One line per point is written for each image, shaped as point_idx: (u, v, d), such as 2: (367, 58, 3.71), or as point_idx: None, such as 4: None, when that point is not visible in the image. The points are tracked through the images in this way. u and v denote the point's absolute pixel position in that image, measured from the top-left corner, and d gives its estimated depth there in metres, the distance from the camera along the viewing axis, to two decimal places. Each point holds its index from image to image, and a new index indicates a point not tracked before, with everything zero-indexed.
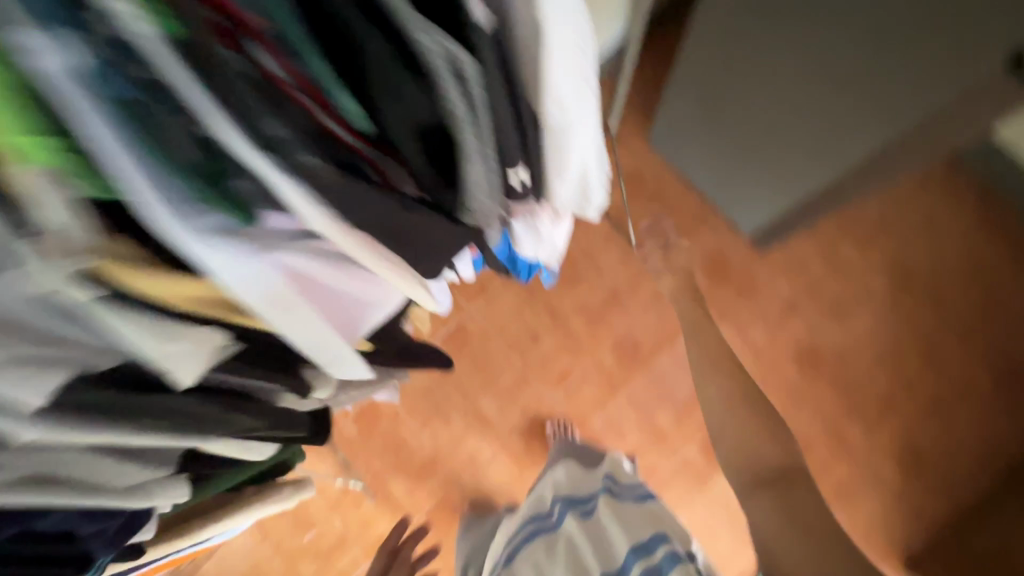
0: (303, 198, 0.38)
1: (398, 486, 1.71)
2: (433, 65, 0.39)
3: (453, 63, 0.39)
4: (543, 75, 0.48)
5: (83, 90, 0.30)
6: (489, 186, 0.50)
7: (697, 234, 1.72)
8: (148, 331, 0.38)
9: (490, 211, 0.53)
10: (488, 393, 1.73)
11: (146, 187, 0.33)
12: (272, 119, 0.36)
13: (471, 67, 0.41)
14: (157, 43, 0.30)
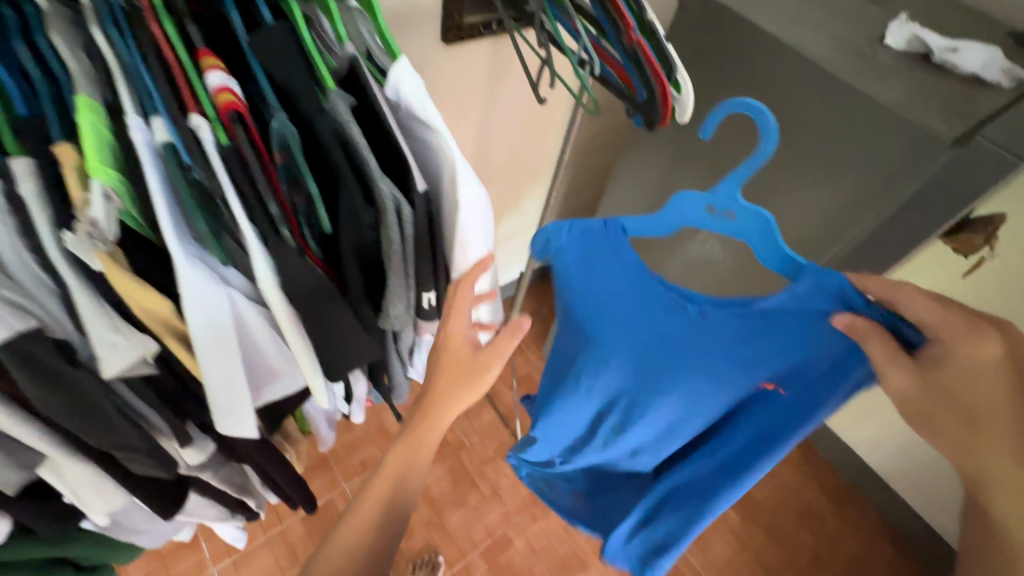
0: (272, 257, 0.47)
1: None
2: (366, 218, 0.49)
3: (391, 218, 0.49)
4: (456, 238, 0.55)
5: (165, 160, 0.42)
6: (402, 296, 0.57)
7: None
8: (109, 330, 0.40)
9: (396, 322, 0.59)
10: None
11: (88, 282, 0.39)
12: (268, 199, 0.45)
13: (412, 225, 0.51)
14: (216, 150, 0.43)
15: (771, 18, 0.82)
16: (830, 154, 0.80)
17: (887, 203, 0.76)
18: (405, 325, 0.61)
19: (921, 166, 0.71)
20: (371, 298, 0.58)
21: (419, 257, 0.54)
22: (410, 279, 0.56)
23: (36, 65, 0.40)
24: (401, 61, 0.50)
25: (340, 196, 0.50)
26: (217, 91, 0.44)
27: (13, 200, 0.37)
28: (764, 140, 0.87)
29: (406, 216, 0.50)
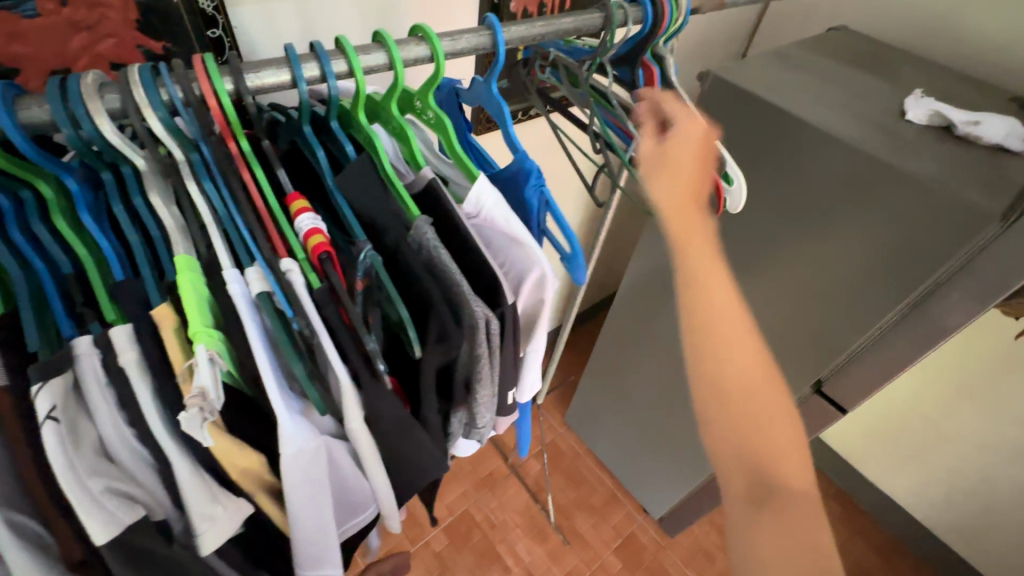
0: (365, 396, 0.45)
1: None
2: (456, 340, 0.47)
3: (479, 337, 0.47)
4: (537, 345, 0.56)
5: (260, 309, 0.40)
6: (488, 406, 0.55)
7: (615, 512, 1.76)
8: (209, 504, 0.37)
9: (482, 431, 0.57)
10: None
11: (192, 457, 0.36)
12: (364, 335, 0.43)
13: (498, 343, 0.50)
14: (310, 293, 0.42)
15: (795, 99, 0.86)
16: (870, 224, 0.81)
17: (941, 270, 0.76)
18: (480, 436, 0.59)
19: (968, 232, 0.71)
20: (448, 413, 0.56)
21: (501, 374, 0.53)
22: (488, 399, 0.54)
23: (134, 229, 0.39)
24: (483, 180, 0.50)
25: (430, 318, 0.48)
26: (308, 234, 0.43)
27: (114, 376, 0.35)
28: (800, 213, 0.88)
29: (496, 337, 0.48)
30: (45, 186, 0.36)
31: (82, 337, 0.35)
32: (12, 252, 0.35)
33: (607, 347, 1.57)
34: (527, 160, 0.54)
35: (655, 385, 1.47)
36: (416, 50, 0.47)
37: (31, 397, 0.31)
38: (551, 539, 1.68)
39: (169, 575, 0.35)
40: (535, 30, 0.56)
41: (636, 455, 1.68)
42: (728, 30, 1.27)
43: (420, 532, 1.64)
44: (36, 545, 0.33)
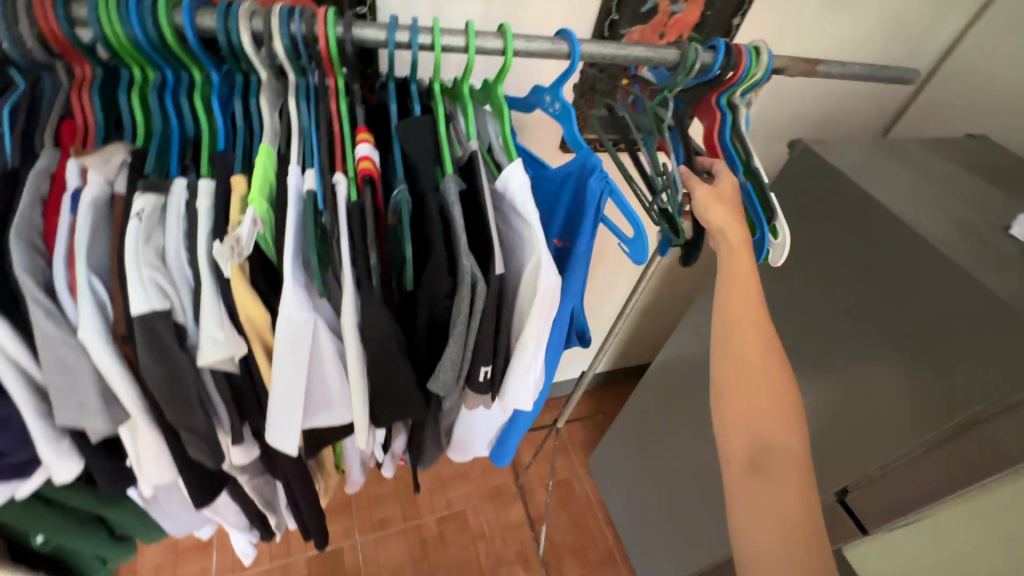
0: (360, 301, 0.53)
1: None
2: (445, 287, 0.56)
3: (465, 289, 0.56)
4: (524, 324, 0.62)
5: (304, 202, 0.51)
6: (453, 369, 0.61)
7: (607, 572, 1.67)
8: (217, 328, 0.47)
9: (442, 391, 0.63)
10: (375, 545, 1.62)
11: (219, 289, 0.47)
12: (369, 248, 0.52)
13: (482, 300, 0.57)
14: (345, 203, 0.51)
15: (883, 186, 0.82)
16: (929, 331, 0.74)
17: (997, 400, 0.67)
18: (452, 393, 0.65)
19: None
20: (431, 357, 0.64)
21: (480, 333, 0.60)
22: (466, 353, 0.61)
23: (242, 119, 0.53)
24: (516, 163, 0.59)
25: (429, 262, 0.57)
26: (360, 159, 0.53)
27: (189, 211, 0.47)
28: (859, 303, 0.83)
29: (480, 293, 0.56)
30: (197, 72, 0.50)
31: (179, 179, 0.48)
32: (161, 109, 0.50)
33: (646, 399, 1.53)
34: (591, 154, 0.60)
35: (680, 452, 1.40)
36: (492, 42, 0.56)
37: (133, 199, 0.45)
38: (534, 571, 1.64)
39: (168, 362, 0.46)
40: (606, 51, 0.62)
41: (645, 521, 1.59)
42: (857, 118, 1.23)
43: (415, 513, 1.69)
44: (100, 308, 0.45)
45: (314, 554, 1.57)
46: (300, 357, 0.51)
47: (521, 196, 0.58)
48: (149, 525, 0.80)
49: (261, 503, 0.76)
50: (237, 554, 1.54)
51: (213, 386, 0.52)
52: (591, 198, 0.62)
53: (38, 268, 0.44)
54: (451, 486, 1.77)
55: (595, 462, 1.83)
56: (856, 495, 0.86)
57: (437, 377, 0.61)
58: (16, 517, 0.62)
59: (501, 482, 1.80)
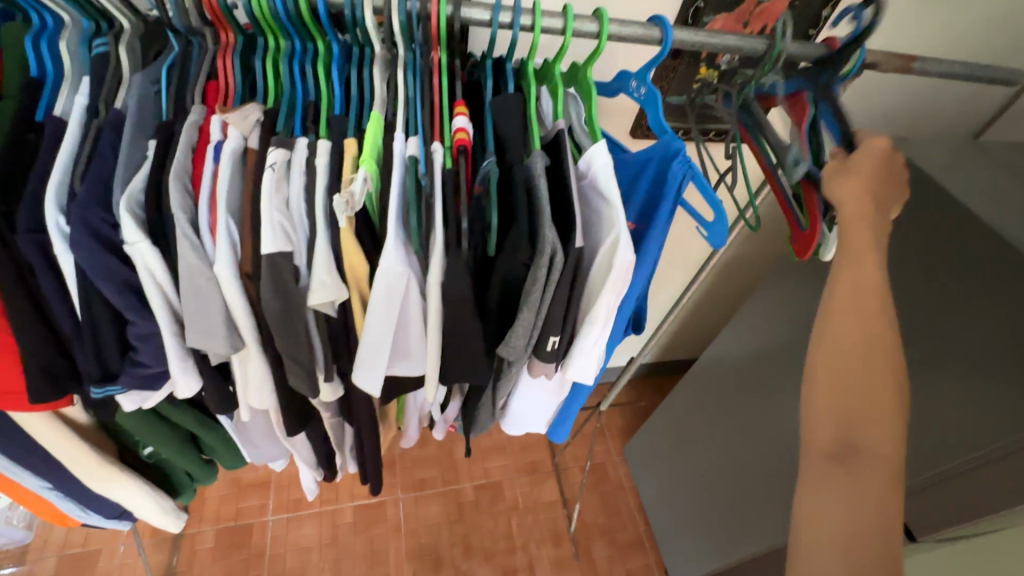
0: (447, 261, 0.58)
1: (238, 560, 1.53)
2: (525, 255, 0.60)
3: (544, 258, 0.59)
4: (595, 297, 0.65)
5: (406, 166, 0.56)
6: (526, 332, 0.66)
7: (635, 557, 1.70)
8: (325, 272, 0.53)
9: (511, 354, 0.68)
10: (415, 503, 1.71)
11: (330, 238, 0.53)
12: (459, 212, 0.56)
13: (558, 270, 0.61)
14: (442, 170, 0.56)
15: (970, 190, 0.79)
16: None
17: None
18: (520, 356, 0.70)
19: None
20: (503, 322, 0.68)
21: (554, 302, 0.64)
22: (538, 320, 0.65)
23: (356, 87, 0.58)
24: (600, 144, 0.62)
25: (512, 231, 0.61)
26: (457, 130, 0.58)
27: (309, 167, 0.53)
28: None
29: (558, 264, 0.60)
30: (322, 42, 0.56)
31: (301, 138, 0.54)
32: (289, 74, 0.57)
33: (690, 392, 1.53)
34: (675, 139, 0.63)
35: (721, 448, 1.40)
36: (587, 26, 0.59)
37: (267, 152, 0.52)
38: (562, 548, 1.69)
39: (284, 297, 0.52)
40: (697, 38, 0.64)
41: (677, 513, 1.60)
42: (947, 119, 1.17)
43: (453, 478, 1.78)
44: (232, 246, 0.52)
45: (360, 504, 1.68)
46: (393, 306, 0.57)
47: (605, 177, 0.62)
48: (234, 452, 0.90)
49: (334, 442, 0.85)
50: (291, 496, 1.67)
51: (315, 325, 0.58)
52: (671, 180, 0.64)
53: (186, 206, 0.51)
54: (490, 458, 1.84)
55: (631, 450, 1.85)
56: (906, 503, 0.85)
57: (510, 339, 0.66)
58: (136, 426, 0.72)
59: (537, 459, 1.86)
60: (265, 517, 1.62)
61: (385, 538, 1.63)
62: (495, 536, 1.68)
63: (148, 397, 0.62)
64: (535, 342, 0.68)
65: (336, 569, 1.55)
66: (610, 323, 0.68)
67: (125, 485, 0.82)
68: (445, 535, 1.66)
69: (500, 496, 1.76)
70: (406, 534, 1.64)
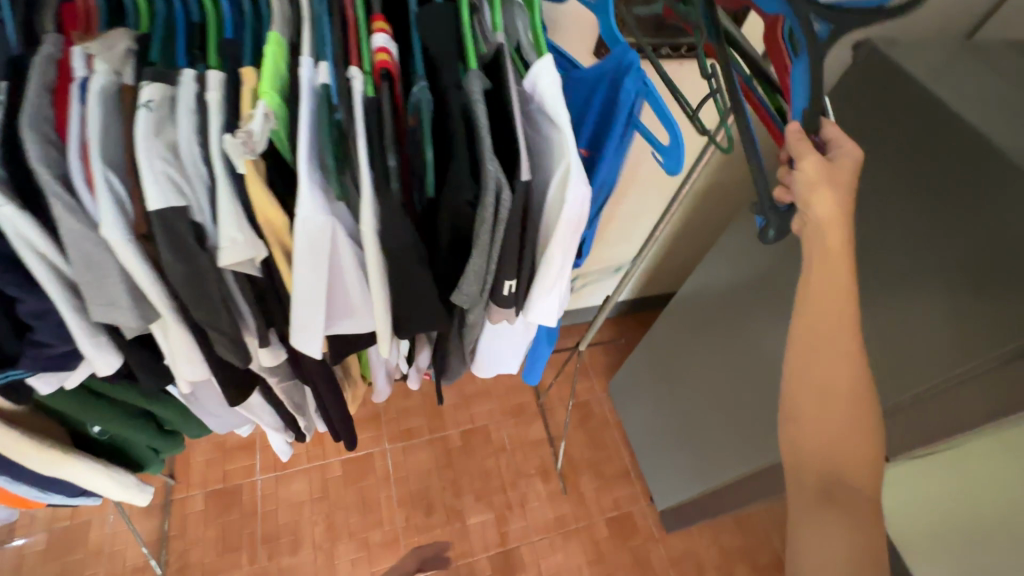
0: (378, 207, 0.51)
1: (232, 519, 1.55)
2: (467, 193, 0.53)
3: (489, 195, 0.53)
4: (551, 235, 0.60)
5: (316, 97, 0.48)
6: (478, 278, 0.61)
7: (621, 486, 1.75)
8: (235, 228, 0.46)
9: (465, 302, 0.63)
10: (403, 452, 1.72)
11: (235, 189, 0.46)
12: (385, 148, 0.49)
13: (506, 208, 0.55)
14: (361, 100, 0.48)
15: (958, 93, 0.73)
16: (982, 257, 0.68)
17: None
18: (475, 304, 0.65)
19: None
20: (453, 269, 0.63)
21: (505, 243, 0.59)
22: (490, 263, 0.60)
23: (248, 3, 0.49)
24: (545, 60, 0.54)
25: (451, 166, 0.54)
26: (376, 51, 0.50)
27: (199, 105, 0.45)
28: None
29: (505, 202, 0.54)
30: None
31: (187, 69, 0.46)
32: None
33: (670, 326, 1.52)
34: (630, 51, 0.55)
35: (701, 379, 1.40)
36: None
37: (141, 88, 0.43)
38: (551, 484, 1.73)
39: (189, 258, 0.46)
40: None
41: (661, 443, 1.63)
42: (938, 18, 1.07)
43: (440, 426, 1.79)
44: (119, 204, 0.44)
45: (348, 458, 1.69)
46: (320, 261, 0.51)
47: (551, 99, 0.54)
48: (194, 424, 0.86)
49: (291, 405, 0.80)
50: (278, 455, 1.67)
51: (238, 288, 0.52)
52: (624, 101, 0.58)
53: (54, 159, 0.43)
54: (475, 403, 1.84)
55: (614, 386, 1.86)
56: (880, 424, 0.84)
57: (461, 287, 0.61)
58: (71, 408, 0.67)
59: (523, 401, 1.87)
60: (253, 477, 1.62)
61: (376, 488, 1.65)
62: (485, 477, 1.72)
63: (66, 379, 0.56)
64: (490, 288, 0.64)
65: (329, 521, 1.58)
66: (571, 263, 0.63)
67: (77, 467, 0.77)
68: (436, 481, 1.69)
69: (487, 441, 1.78)
70: (396, 483, 1.66)
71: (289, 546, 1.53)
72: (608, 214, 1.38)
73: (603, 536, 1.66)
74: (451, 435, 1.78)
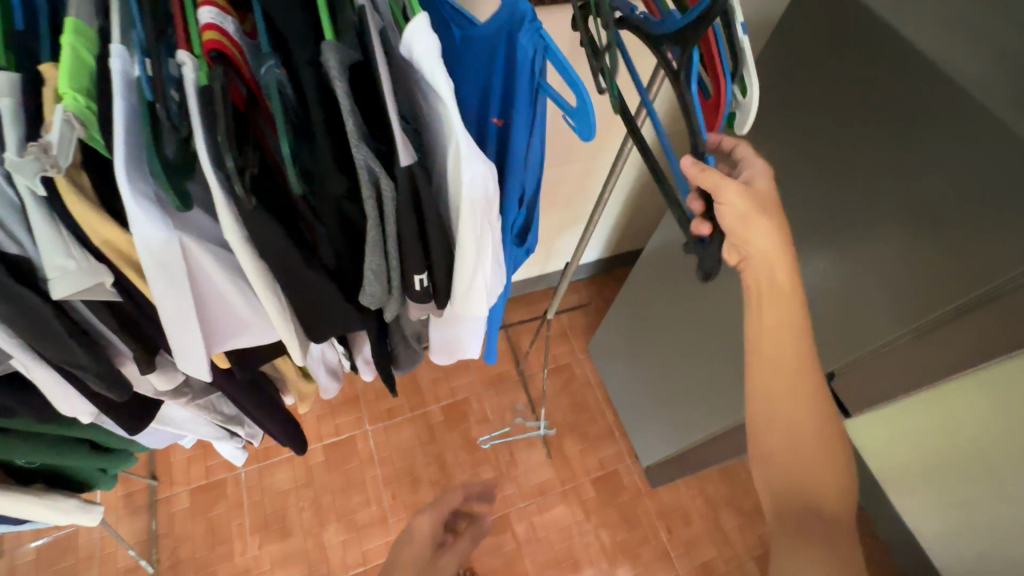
0: (234, 212, 0.45)
1: (219, 513, 1.56)
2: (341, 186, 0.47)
3: (367, 186, 0.47)
4: (457, 221, 0.54)
5: (131, 92, 0.40)
6: (378, 276, 0.55)
7: (606, 447, 1.75)
8: (64, 253, 0.41)
9: (373, 301, 0.57)
10: (385, 433, 1.72)
11: (53, 210, 0.40)
12: (220, 146, 0.42)
13: (392, 198, 0.48)
14: (193, 89, 0.41)
15: (915, 15, 0.65)
16: (940, 199, 0.62)
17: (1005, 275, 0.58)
18: (389, 302, 0.60)
19: None
20: (358, 266, 0.57)
21: (401, 235, 0.52)
22: (392, 257, 0.54)
23: None
24: (417, 18, 0.46)
25: (319, 156, 0.47)
26: (203, 28, 0.42)
27: None
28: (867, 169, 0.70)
29: (387, 191, 0.47)
30: None
31: None
32: None
33: (640, 285, 1.46)
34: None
35: (674, 338, 1.36)
36: None
37: None
38: (536, 450, 1.73)
39: (9, 296, 0.40)
40: None
41: (641, 402, 1.62)
42: None
43: (420, 403, 1.77)
44: None
45: (329, 443, 1.68)
46: (178, 278, 0.45)
47: (428, 66, 0.46)
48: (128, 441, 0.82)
49: (219, 419, 0.75)
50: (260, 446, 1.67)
51: (96, 314, 0.47)
52: (523, 62, 0.50)
53: None
54: (454, 377, 1.82)
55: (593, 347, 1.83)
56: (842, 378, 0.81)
57: (365, 286, 0.56)
58: None
59: (502, 371, 1.84)
60: (236, 470, 1.62)
61: (360, 470, 1.65)
62: (469, 450, 1.72)
63: None
64: (401, 284, 0.57)
65: (316, 506, 1.59)
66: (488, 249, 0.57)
67: (8, 502, 0.74)
68: (420, 457, 1.69)
69: (469, 413, 1.77)
70: (380, 463, 1.66)
71: (278, 534, 1.55)
72: (564, 175, 1.30)
73: (589, 496, 1.68)
74: (432, 411, 1.77)
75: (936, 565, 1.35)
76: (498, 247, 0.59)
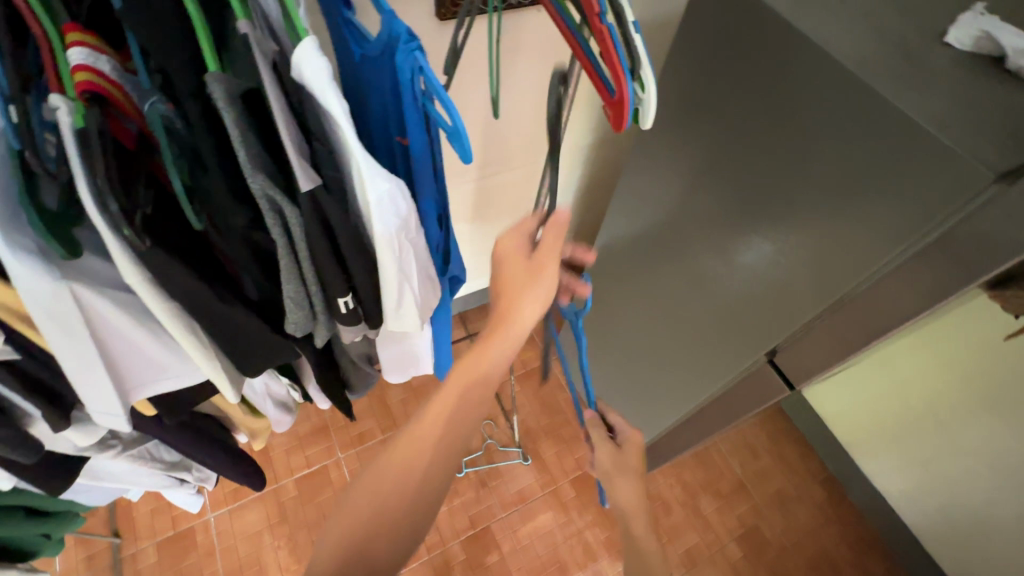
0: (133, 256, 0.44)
1: (189, 565, 1.50)
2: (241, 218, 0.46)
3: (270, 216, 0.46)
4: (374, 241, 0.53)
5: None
6: (299, 302, 0.54)
7: (582, 447, 1.76)
8: None
9: (299, 328, 0.56)
10: (358, 459, 1.68)
11: None
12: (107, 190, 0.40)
13: (300, 226, 0.48)
14: (69, 134, 0.40)
15: (801, 4, 0.69)
16: (844, 173, 0.66)
17: (910, 239, 0.61)
18: (317, 327, 0.59)
19: (956, 193, 0.56)
20: (279, 295, 0.56)
21: (317, 261, 0.52)
22: (310, 283, 0.53)
23: None
24: (302, 43, 0.46)
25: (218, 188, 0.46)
26: (74, 70, 0.40)
27: None
28: (777, 151, 0.73)
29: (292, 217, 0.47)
30: None
31: None
32: None
33: None
34: (395, 19, 0.48)
35: None
36: None
37: None
38: (513, 458, 1.72)
39: None
40: None
41: None
42: None
43: (391, 424, 1.74)
44: None
45: (300, 476, 1.64)
46: (75, 329, 0.44)
47: (319, 89, 0.46)
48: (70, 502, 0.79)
49: (163, 466, 0.73)
50: (228, 489, 1.61)
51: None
52: (404, 78, 0.51)
53: None
54: (422, 393, 1.80)
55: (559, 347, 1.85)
56: (789, 351, 0.85)
57: (288, 314, 0.55)
58: None
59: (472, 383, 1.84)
60: (205, 517, 1.56)
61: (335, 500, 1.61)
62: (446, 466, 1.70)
63: None
64: (324, 309, 0.57)
65: (292, 543, 1.54)
66: (413, 265, 0.57)
67: None
68: None
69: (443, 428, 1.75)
70: None
71: None
72: (508, 181, 1.32)
73: (570, 497, 1.68)
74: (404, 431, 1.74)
75: (905, 520, 1.40)
76: (422, 261, 0.60)
